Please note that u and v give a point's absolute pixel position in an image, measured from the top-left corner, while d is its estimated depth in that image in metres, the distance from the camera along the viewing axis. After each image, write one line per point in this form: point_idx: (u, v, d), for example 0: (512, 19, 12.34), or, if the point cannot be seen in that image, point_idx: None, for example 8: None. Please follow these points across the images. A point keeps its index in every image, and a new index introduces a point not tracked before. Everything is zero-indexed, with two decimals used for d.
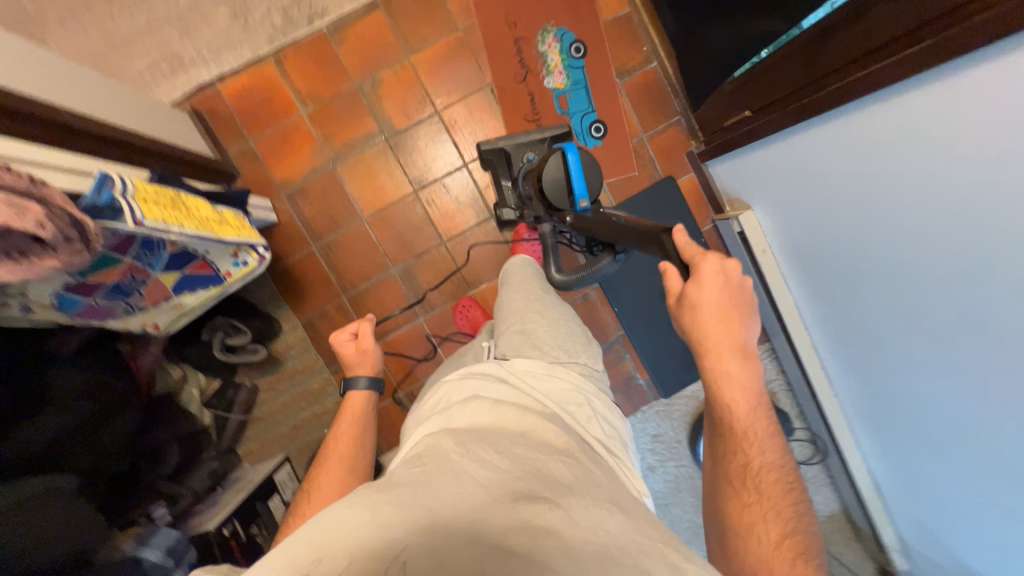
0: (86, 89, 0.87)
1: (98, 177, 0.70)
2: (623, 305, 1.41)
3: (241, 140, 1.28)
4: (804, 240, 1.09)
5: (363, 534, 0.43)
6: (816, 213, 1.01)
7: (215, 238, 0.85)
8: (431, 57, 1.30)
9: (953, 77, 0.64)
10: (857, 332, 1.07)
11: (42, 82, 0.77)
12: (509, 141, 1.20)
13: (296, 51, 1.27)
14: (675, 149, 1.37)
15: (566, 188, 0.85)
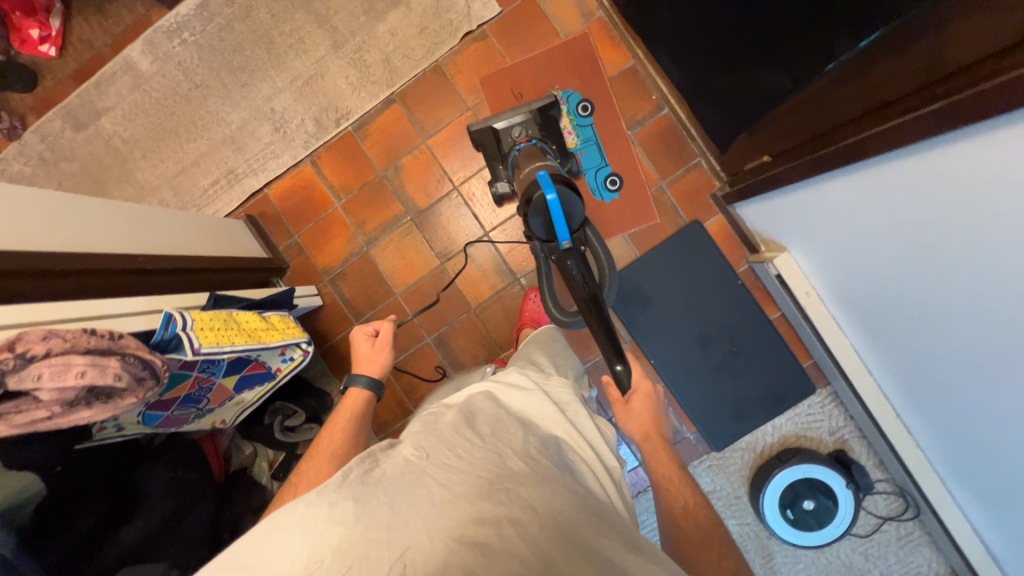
0: (151, 229, 1.01)
1: (165, 315, 0.83)
2: (661, 357, 1.34)
3: (287, 236, 1.43)
4: (835, 263, 1.02)
5: (313, 535, 0.48)
6: (837, 233, 0.95)
7: (262, 346, 0.95)
8: (446, 138, 1.38)
9: (982, 133, 0.58)
10: (898, 341, 0.97)
11: (133, 235, 0.96)
12: (493, 118, 1.08)
13: (326, 151, 1.40)
14: (698, 192, 1.32)
15: (546, 230, 0.80)
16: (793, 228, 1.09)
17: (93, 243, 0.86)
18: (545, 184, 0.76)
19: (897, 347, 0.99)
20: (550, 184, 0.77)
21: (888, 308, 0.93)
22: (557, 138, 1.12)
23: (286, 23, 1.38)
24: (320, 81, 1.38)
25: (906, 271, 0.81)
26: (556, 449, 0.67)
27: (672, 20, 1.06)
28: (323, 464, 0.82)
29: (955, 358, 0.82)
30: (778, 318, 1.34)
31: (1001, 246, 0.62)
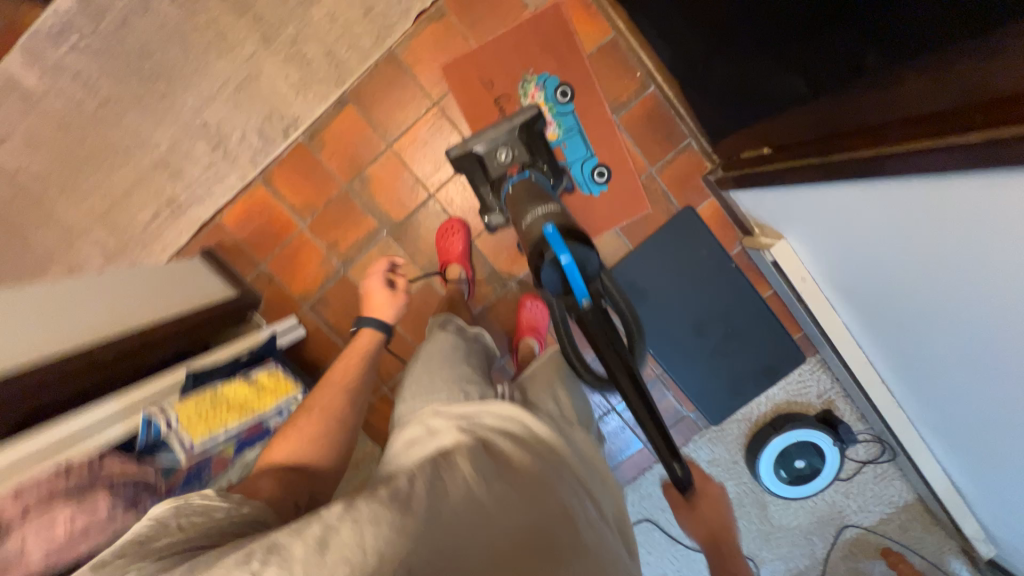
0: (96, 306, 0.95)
1: (144, 419, 0.79)
2: (660, 346, 1.36)
3: (253, 266, 1.30)
4: (833, 257, 1.02)
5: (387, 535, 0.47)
6: (835, 232, 0.94)
7: (259, 421, 0.92)
8: (414, 139, 1.23)
9: (1000, 176, 0.54)
10: (887, 328, 1.01)
11: (68, 328, 0.87)
12: (479, 141, 1.11)
13: (279, 168, 1.24)
14: (689, 176, 1.26)
15: (564, 291, 0.80)
16: (793, 218, 1.06)
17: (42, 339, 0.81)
18: (557, 247, 0.77)
19: (887, 332, 1.01)
20: (563, 246, 0.78)
21: (880, 302, 0.95)
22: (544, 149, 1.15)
23: (199, 14, 1.14)
24: (256, 84, 1.18)
25: (901, 270, 0.80)
26: (584, 500, 0.65)
27: None
28: (319, 424, 0.81)
29: (941, 351, 0.84)
30: (770, 296, 1.36)
31: (984, 273, 0.63)
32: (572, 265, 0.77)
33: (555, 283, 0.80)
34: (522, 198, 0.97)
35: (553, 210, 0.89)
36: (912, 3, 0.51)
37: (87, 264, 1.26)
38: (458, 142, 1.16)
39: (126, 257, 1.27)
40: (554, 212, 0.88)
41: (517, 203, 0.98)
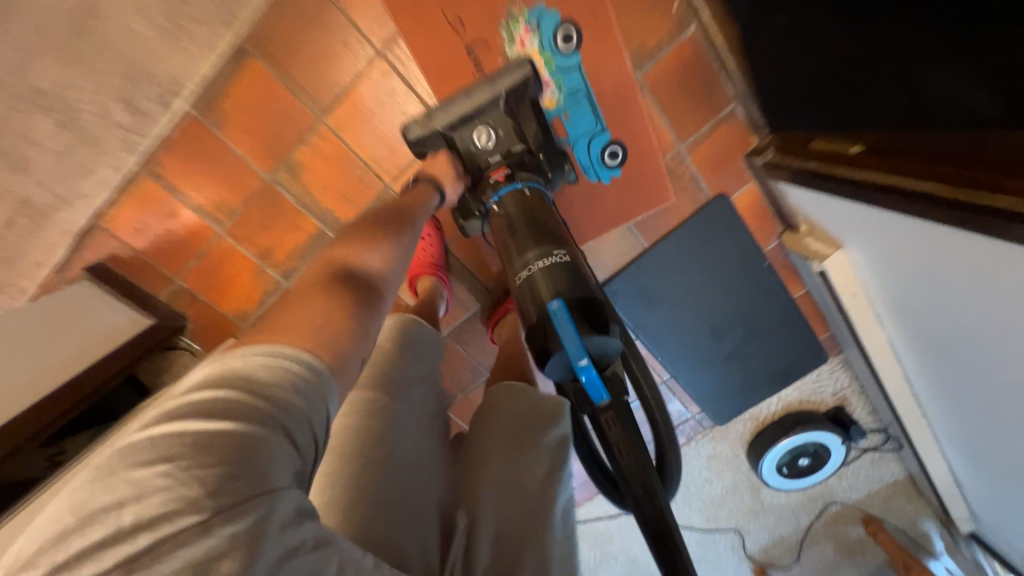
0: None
1: None
2: (671, 354, 1.18)
3: (166, 282, 1.01)
4: (906, 282, 0.81)
5: None
6: (918, 261, 0.73)
7: None
8: (356, 109, 0.88)
9: None
10: (951, 364, 0.84)
11: None
12: (442, 114, 0.81)
13: (169, 154, 0.89)
14: (727, 156, 0.96)
15: (575, 387, 0.64)
16: (863, 232, 0.82)
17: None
18: (573, 343, 0.59)
19: (942, 364, 0.87)
20: (582, 350, 0.60)
21: (954, 342, 0.77)
22: (537, 125, 0.82)
23: None
24: (100, 27, 0.78)
25: (1005, 332, 0.62)
26: None
27: None
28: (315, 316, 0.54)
29: None
30: (802, 295, 1.16)
31: None
32: (592, 377, 0.61)
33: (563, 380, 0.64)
34: (513, 212, 0.75)
35: (564, 264, 0.66)
36: None
37: None
38: (417, 117, 0.83)
39: None
40: (564, 269, 0.66)
41: (511, 237, 0.73)
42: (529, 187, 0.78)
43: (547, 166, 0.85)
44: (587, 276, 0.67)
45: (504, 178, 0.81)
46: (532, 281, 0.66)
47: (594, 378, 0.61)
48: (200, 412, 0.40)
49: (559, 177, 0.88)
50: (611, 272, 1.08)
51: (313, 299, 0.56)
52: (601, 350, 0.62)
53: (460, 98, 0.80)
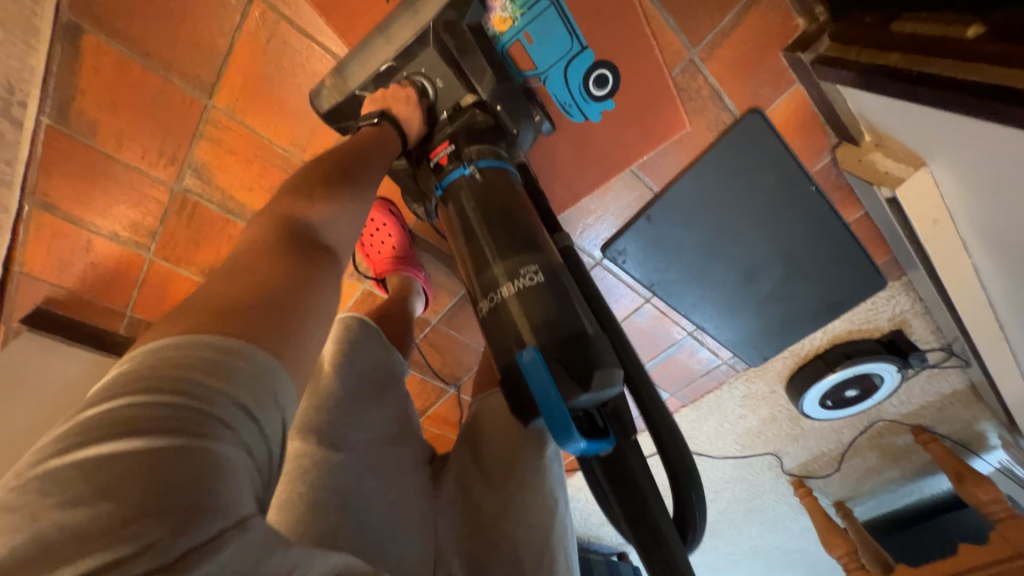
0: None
1: None
2: (695, 305, 1.02)
3: (117, 317, 0.91)
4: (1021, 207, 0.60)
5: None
6: None
7: None
8: (251, 81, 0.67)
9: None
10: None
11: None
12: (358, 68, 0.64)
13: (50, 179, 0.72)
14: (759, 54, 0.70)
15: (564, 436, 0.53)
16: (964, 147, 0.60)
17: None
18: (553, 404, 0.47)
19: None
20: (569, 419, 0.47)
21: None
22: (483, 70, 0.63)
23: None
24: None
25: None
26: None
27: None
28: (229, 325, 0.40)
29: None
30: (858, 219, 0.93)
31: None
32: (584, 444, 0.48)
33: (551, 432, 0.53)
34: (473, 206, 0.59)
35: (536, 281, 0.53)
36: None
37: None
38: (327, 75, 0.65)
39: None
40: (534, 291, 0.53)
41: (468, 241, 0.59)
42: (480, 168, 0.61)
43: (507, 121, 0.66)
44: (569, 291, 0.54)
45: (451, 157, 0.64)
46: (497, 305, 0.54)
47: (590, 443, 0.48)
48: (134, 416, 0.30)
49: (524, 134, 0.69)
50: (615, 227, 0.89)
51: (261, 261, 0.45)
52: (599, 398, 0.49)
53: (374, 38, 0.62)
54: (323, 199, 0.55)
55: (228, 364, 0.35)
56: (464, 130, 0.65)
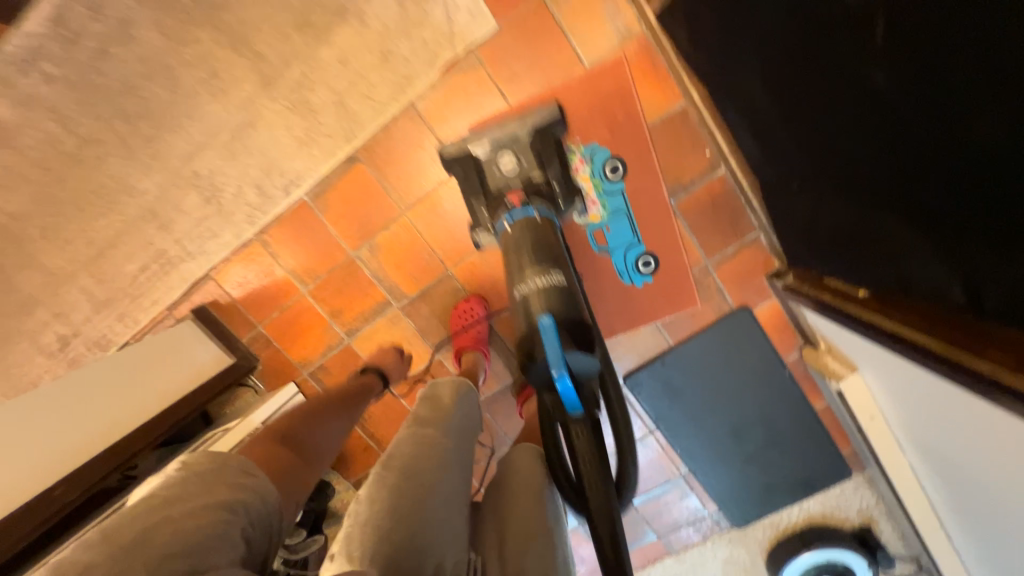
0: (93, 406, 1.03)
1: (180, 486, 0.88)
2: (689, 448, 1.22)
3: (250, 327, 1.19)
4: (919, 416, 0.85)
5: None
6: (925, 397, 0.78)
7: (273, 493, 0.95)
8: (433, 209, 1.06)
9: None
10: (973, 509, 0.82)
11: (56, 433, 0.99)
12: (479, 140, 0.92)
13: (279, 229, 1.09)
14: (751, 274, 1.08)
15: (550, 394, 0.71)
16: (880, 356, 0.86)
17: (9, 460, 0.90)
18: (555, 361, 0.67)
19: (971, 509, 0.83)
20: (563, 368, 0.67)
21: (971, 482, 0.79)
22: (559, 161, 0.92)
23: (187, 47, 0.96)
24: (253, 133, 1.01)
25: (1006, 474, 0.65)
26: None
27: (765, 94, 0.71)
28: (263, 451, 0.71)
29: None
30: (823, 409, 1.19)
31: None
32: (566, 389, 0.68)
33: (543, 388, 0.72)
34: (522, 239, 0.82)
35: (557, 286, 0.76)
36: None
37: (74, 311, 1.19)
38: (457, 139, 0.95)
39: (114, 309, 1.18)
40: (558, 292, 0.75)
41: (516, 253, 0.81)
42: (540, 213, 0.86)
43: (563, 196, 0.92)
44: (578, 298, 0.76)
45: (520, 202, 0.88)
46: (527, 296, 0.75)
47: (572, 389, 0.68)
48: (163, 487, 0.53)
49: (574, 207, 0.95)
50: (637, 363, 1.18)
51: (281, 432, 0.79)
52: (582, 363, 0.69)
53: (495, 128, 0.93)
54: (321, 410, 0.91)
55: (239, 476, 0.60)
56: (531, 189, 0.89)
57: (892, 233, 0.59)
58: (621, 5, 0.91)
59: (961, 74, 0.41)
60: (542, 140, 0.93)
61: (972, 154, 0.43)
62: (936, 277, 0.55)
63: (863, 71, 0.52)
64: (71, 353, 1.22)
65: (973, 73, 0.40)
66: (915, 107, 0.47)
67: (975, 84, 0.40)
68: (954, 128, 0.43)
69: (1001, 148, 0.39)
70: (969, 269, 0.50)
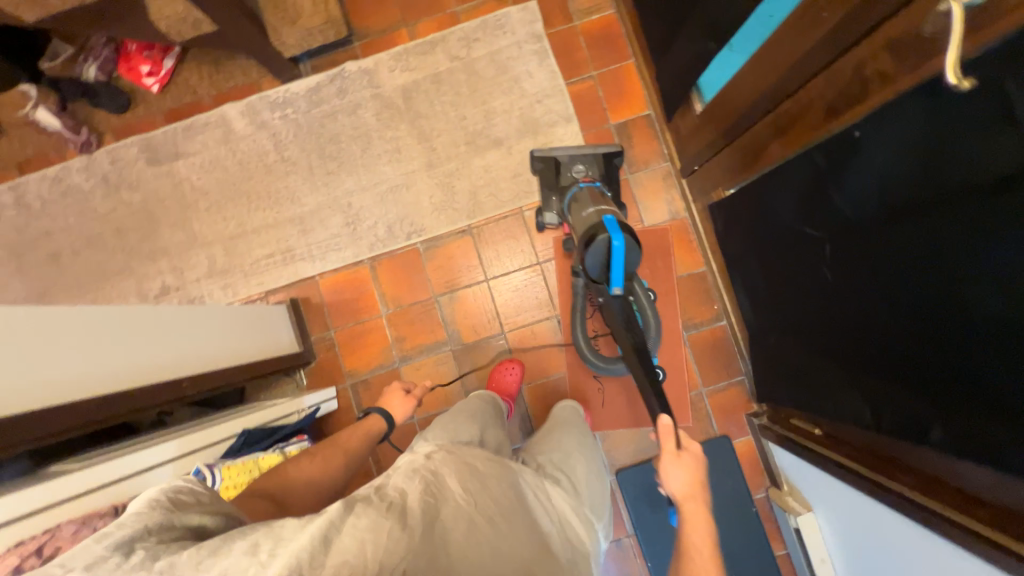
0: (163, 334, 0.97)
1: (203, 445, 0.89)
2: (658, 563, 1.29)
3: (324, 328, 1.41)
4: (856, 560, 1.01)
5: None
6: (862, 533, 0.97)
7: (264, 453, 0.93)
8: (509, 283, 1.39)
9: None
10: None
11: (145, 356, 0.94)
12: (563, 150, 1.27)
13: (388, 261, 1.40)
14: (735, 409, 1.34)
15: (605, 270, 1.00)
16: (824, 493, 1.08)
17: (79, 349, 0.82)
18: (612, 231, 0.96)
19: None
20: (618, 231, 0.96)
21: None
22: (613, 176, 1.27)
23: (388, 130, 1.40)
24: (404, 192, 1.40)
25: None
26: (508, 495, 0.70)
27: (757, 274, 1.09)
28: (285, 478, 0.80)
29: None
30: (782, 556, 1.31)
31: None
32: (621, 250, 0.96)
33: (602, 261, 0.99)
34: (584, 198, 1.12)
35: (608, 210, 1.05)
36: (973, 373, 0.60)
37: (190, 270, 1.42)
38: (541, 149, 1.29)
39: (224, 278, 1.41)
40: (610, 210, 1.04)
41: (576, 203, 1.13)
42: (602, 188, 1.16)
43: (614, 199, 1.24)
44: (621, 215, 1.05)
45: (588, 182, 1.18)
46: (591, 215, 1.05)
47: (621, 250, 0.96)
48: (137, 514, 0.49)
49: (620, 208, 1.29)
50: (629, 459, 1.36)
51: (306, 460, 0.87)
52: (629, 254, 0.99)
53: (574, 145, 1.27)
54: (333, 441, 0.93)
55: (170, 497, 0.52)
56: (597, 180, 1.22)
57: (831, 373, 0.89)
58: (675, 198, 1.38)
59: (861, 277, 0.75)
60: (608, 166, 1.27)
61: (873, 320, 0.75)
62: (857, 409, 0.85)
63: (811, 273, 0.87)
64: (161, 301, 1.41)
65: (869, 279, 0.73)
66: (839, 293, 0.81)
67: (867, 285, 0.74)
68: (865, 311, 0.76)
69: (887, 322, 0.71)
70: (881, 399, 0.78)
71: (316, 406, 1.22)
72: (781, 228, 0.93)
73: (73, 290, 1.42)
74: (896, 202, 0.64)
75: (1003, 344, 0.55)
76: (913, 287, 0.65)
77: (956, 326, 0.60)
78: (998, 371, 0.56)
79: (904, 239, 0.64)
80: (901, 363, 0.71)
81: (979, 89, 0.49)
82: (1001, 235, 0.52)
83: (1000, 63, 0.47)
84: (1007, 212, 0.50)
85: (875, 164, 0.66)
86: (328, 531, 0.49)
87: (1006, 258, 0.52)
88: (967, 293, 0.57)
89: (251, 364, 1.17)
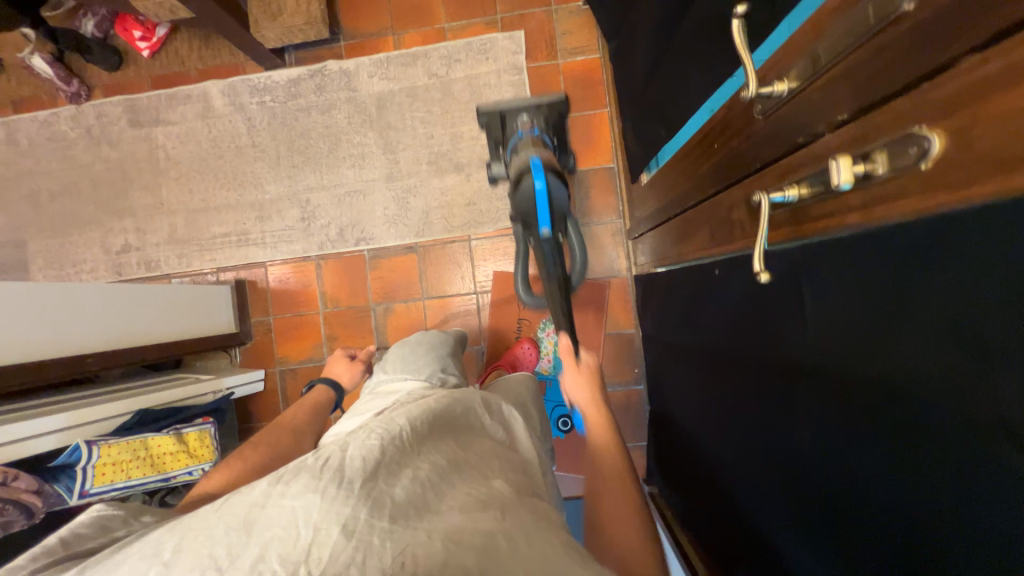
0: (110, 312, 1.07)
1: (96, 419, 0.96)
2: None
3: (264, 314, 1.47)
4: None
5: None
6: None
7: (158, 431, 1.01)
8: (444, 306, 1.42)
9: None
10: None
11: (87, 331, 1.03)
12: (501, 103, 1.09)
13: (334, 262, 1.45)
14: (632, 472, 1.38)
15: (531, 216, 0.89)
16: None
17: (18, 323, 0.90)
18: (535, 172, 0.83)
19: None
20: (540, 172, 0.83)
21: None
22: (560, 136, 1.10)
23: (356, 135, 1.43)
24: (360, 199, 1.43)
25: None
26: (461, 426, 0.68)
27: (661, 353, 1.10)
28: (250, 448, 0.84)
29: None
30: None
31: None
32: (543, 194, 0.84)
33: (526, 207, 0.88)
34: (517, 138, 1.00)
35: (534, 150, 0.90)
36: (765, 518, 0.61)
37: (151, 234, 1.49)
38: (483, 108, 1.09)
39: (181, 248, 1.48)
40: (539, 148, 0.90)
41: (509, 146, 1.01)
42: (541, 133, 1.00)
43: (558, 141, 1.10)
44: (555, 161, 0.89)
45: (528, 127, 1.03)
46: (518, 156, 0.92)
47: (543, 193, 0.84)
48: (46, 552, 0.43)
49: (564, 162, 1.15)
50: None
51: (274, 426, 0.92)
52: (556, 197, 0.87)
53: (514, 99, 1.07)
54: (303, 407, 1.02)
55: (66, 537, 0.45)
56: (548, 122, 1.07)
57: (687, 477, 0.91)
58: (620, 256, 1.38)
59: (715, 395, 0.74)
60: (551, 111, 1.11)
61: (717, 442, 0.75)
62: (700, 515, 0.88)
63: (688, 376, 0.88)
64: (121, 258, 1.49)
65: (719, 400, 0.73)
66: (703, 406, 0.81)
67: (717, 408, 0.74)
68: (717, 429, 0.74)
69: (723, 447, 0.73)
70: (713, 517, 0.80)
71: (233, 390, 1.28)
72: (675, 326, 0.95)
73: (44, 232, 1.51)
74: (740, 346, 0.63)
75: (852, 561, 0.44)
76: (742, 423, 0.65)
77: (760, 478, 0.61)
78: (780, 531, 0.58)
79: (743, 383, 0.63)
80: (755, 513, 0.64)
81: (803, 269, 0.47)
82: (870, 439, 0.40)
83: (874, 247, 0.37)
84: (809, 398, 0.48)
85: (732, 304, 0.65)
86: (251, 512, 0.42)
87: (872, 469, 0.40)
88: (821, 480, 0.48)
89: (186, 340, 1.26)
